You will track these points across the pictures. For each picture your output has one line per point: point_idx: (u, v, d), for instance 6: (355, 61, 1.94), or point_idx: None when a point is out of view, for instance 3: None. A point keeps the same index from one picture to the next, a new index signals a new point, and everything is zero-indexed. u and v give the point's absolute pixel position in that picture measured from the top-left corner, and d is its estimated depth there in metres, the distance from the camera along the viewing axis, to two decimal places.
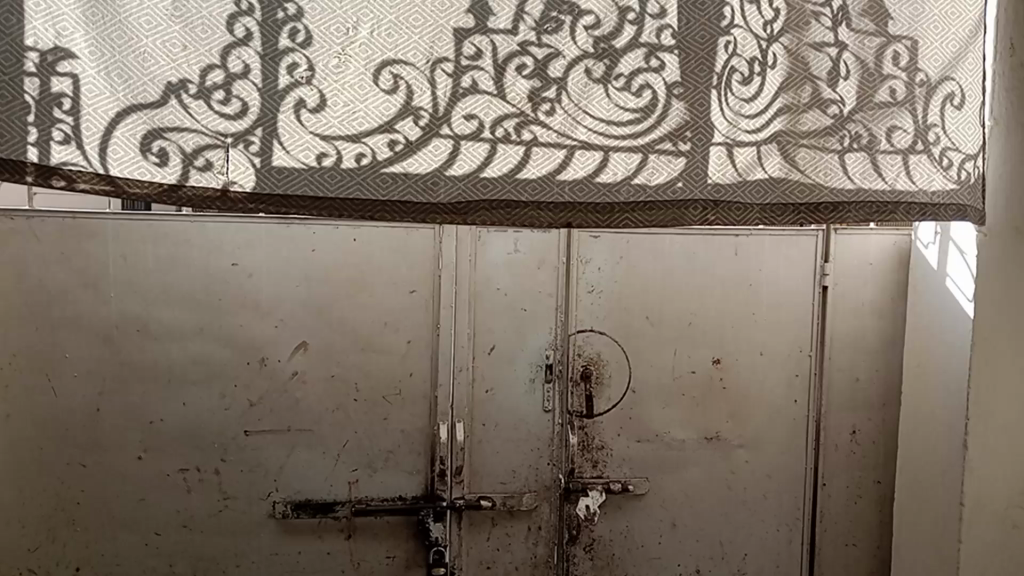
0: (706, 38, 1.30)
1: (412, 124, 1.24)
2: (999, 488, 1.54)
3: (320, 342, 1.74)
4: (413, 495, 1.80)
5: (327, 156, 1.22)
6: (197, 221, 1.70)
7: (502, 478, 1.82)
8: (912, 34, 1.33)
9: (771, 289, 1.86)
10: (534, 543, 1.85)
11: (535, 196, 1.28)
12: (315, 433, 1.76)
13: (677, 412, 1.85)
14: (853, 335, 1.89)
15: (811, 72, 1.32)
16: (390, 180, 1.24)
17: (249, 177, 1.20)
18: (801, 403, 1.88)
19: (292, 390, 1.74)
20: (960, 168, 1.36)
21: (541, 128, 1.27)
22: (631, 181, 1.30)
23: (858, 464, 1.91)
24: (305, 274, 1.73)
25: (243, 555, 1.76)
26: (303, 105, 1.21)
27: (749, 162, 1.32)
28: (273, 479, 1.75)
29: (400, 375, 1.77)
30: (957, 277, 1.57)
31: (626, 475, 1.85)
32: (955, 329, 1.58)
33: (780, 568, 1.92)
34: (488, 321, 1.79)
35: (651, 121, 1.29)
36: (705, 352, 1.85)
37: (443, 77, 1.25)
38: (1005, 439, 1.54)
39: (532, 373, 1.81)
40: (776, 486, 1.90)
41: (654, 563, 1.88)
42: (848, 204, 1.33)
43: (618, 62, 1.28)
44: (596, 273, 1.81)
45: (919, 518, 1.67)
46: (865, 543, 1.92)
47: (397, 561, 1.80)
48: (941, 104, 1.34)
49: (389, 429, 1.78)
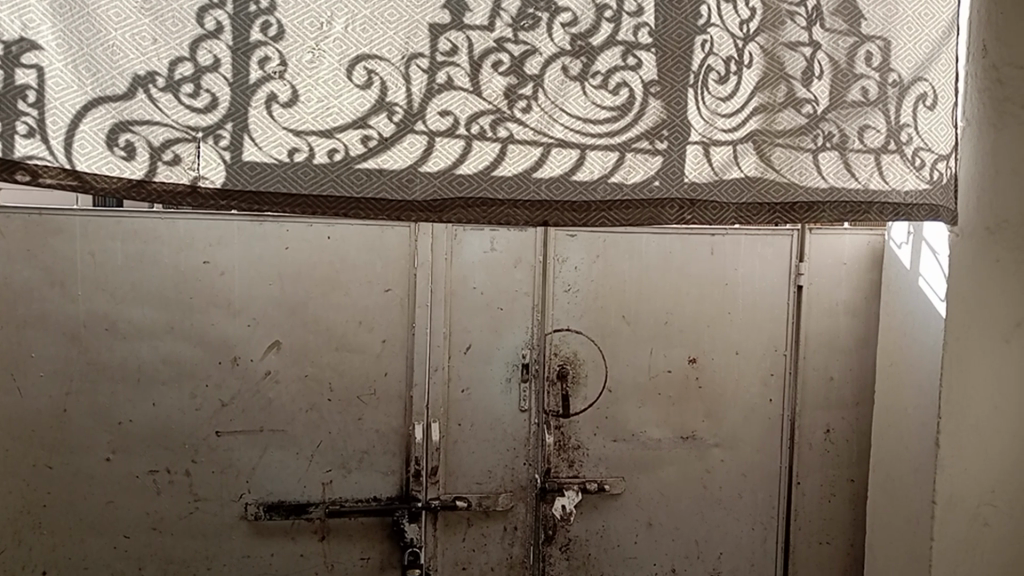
0: (682, 36, 1.29)
1: (386, 120, 1.23)
2: (970, 485, 1.56)
3: (294, 341, 1.72)
4: (388, 496, 1.78)
5: (300, 151, 1.21)
6: (168, 218, 1.67)
7: (478, 478, 1.81)
8: (885, 35, 1.34)
9: (747, 289, 1.87)
10: (509, 543, 1.84)
11: (512, 194, 1.27)
12: (288, 433, 1.73)
13: (653, 412, 1.86)
14: (826, 334, 1.90)
15: (787, 72, 1.32)
16: (364, 177, 1.22)
17: (219, 173, 1.18)
18: (776, 402, 1.89)
19: (265, 390, 1.72)
20: (932, 169, 1.38)
21: (517, 126, 1.26)
22: (608, 180, 1.29)
23: (832, 462, 1.92)
24: (279, 272, 1.71)
25: (214, 558, 1.73)
26: (274, 99, 1.19)
27: (725, 161, 1.32)
28: (245, 480, 1.72)
29: (375, 374, 1.76)
30: (929, 276, 1.59)
31: (602, 475, 1.85)
32: (927, 328, 1.59)
33: (755, 567, 1.92)
34: (464, 320, 1.78)
35: (628, 120, 1.29)
36: (681, 351, 1.85)
37: (418, 72, 1.23)
38: (974, 437, 1.56)
39: (508, 372, 1.80)
40: (751, 485, 1.90)
41: (630, 562, 1.88)
42: (823, 204, 1.34)
43: (594, 60, 1.28)
44: (573, 272, 1.81)
45: (892, 516, 1.69)
46: (838, 541, 1.94)
47: (371, 562, 1.79)
48: (914, 104, 1.35)
49: (364, 429, 1.76)
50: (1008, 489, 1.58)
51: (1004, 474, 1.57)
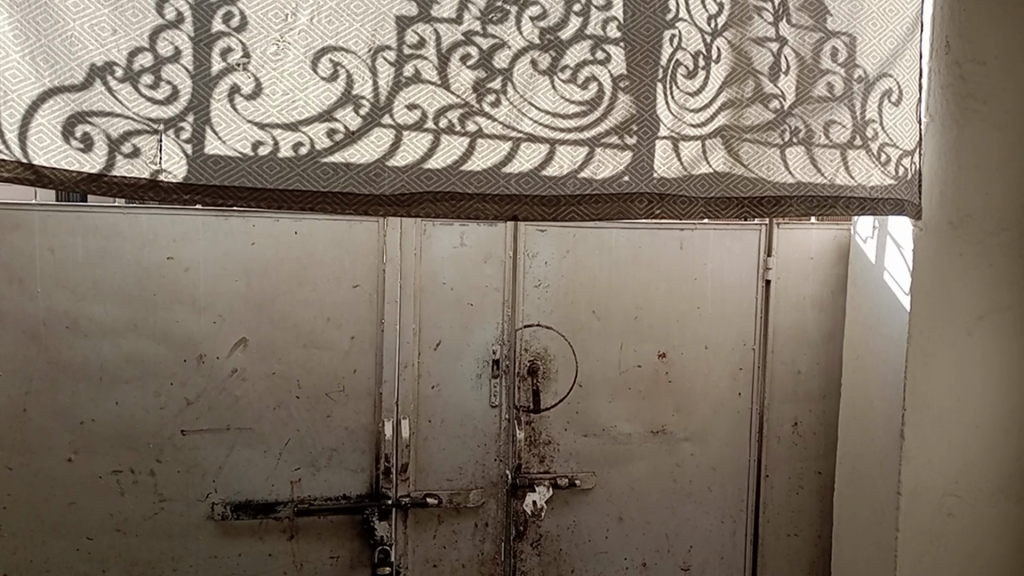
0: (651, 31, 1.29)
1: (353, 113, 1.21)
2: (934, 476, 1.59)
3: (260, 338, 1.70)
4: (357, 494, 1.77)
5: (264, 144, 1.19)
6: (130, 213, 1.63)
7: (448, 474, 1.80)
8: (851, 30, 1.35)
9: (716, 283, 1.88)
10: (480, 540, 1.83)
11: (482, 188, 1.26)
12: (255, 432, 1.71)
13: (624, 406, 1.86)
14: (794, 328, 1.92)
15: (754, 67, 1.33)
16: (331, 171, 1.21)
17: (181, 166, 1.15)
18: (745, 395, 1.91)
19: (231, 387, 1.69)
20: (898, 164, 1.39)
21: (485, 120, 1.25)
22: (578, 174, 1.29)
23: (800, 455, 1.94)
24: (245, 269, 1.68)
25: (180, 559, 1.70)
26: (237, 91, 1.17)
27: (694, 157, 1.32)
28: (211, 479, 1.70)
29: (344, 371, 1.74)
30: (894, 270, 1.60)
31: (572, 470, 1.85)
32: (892, 322, 1.61)
33: (724, 559, 1.94)
34: (433, 315, 1.76)
35: (597, 114, 1.29)
36: (651, 346, 1.86)
37: (384, 65, 1.22)
38: (937, 428, 1.58)
39: (478, 368, 1.79)
40: (721, 478, 1.92)
41: (601, 557, 1.88)
42: (790, 199, 1.35)
43: (563, 54, 1.27)
44: (543, 266, 1.80)
45: (858, 507, 1.71)
46: (806, 533, 1.96)
47: (341, 561, 1.77)
48: (879, 100, 1.37)
49: (332, 426, 1.74)
50: (970, 479, 1.61)
51: (966, 464, 1.60)
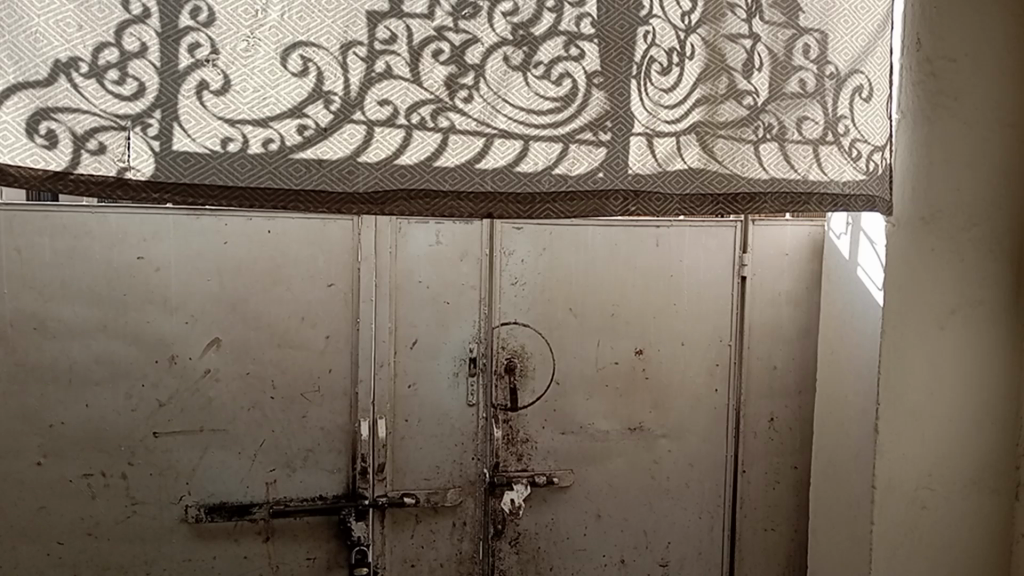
0: (624, 27, 1.29)
1: (324, 109, 1.20)
2: (908, 469, 1.60)
3: (234, 338, 1.68)
4: (334, 494, 1.75)
5: (233, 141, 1.17)
6: (98, 212, 1.61)
7: (426, 474, 1.79)
8: (823, 27, 1.36)
9: (692, 280, 1.88)
10: (458, 539, 1.82)
11: (456, 185, 1.25)
12: (229, 433, 1.69)
13: (602, 404, 1.86)
14: (769, 324, 1.93)
15: (727, 63, 1.33)
16: (303, 168, 1.19)
17: (148, 163, 1.14)
18: (721, 391, 1.91)
19: (204, 388, 1.67)
20: (869, 159, 1.40)
21: (459, 116, 1.24)
22: (552, 171, 1.28)
23: (776, 450, 1.95)
24: (218, 268, 1.66)
25: (153, 562, 1.68)
26: (205, 86, 1.16)
27: (668, 153, 1.32)
28: (184, 481, 1.68)
29: (319, 371, 1.72)
30: (867, 266, 1.62)
31: (550, 467, 1.85)
32: (865, 317, 1.62)
33: (702, 555, 1.95)
34: (410, 314, 1.75)
35: (571, 110, 1.28)
36: (628, 343, 1.86)
37: (356, 61, 1.21)
38: (910, 422, 1.59)
39: (455, 366, 1.78)
40: (698, 474, 1.92)
41: (580, 554, 1.88)
42: (764, 196, 1.35)
43: (537, 50, 1.27)
44: (519, 264, 1.80)
45: (833, 501, 1.72)
46: (783, 527, 1.97)
47: (318, 562, 1.75)
48: (851, 96, 1.38)
49: (308, 427, 1.72)
50: (944, 472, 1.62)
51: (939, 457, 1.62)
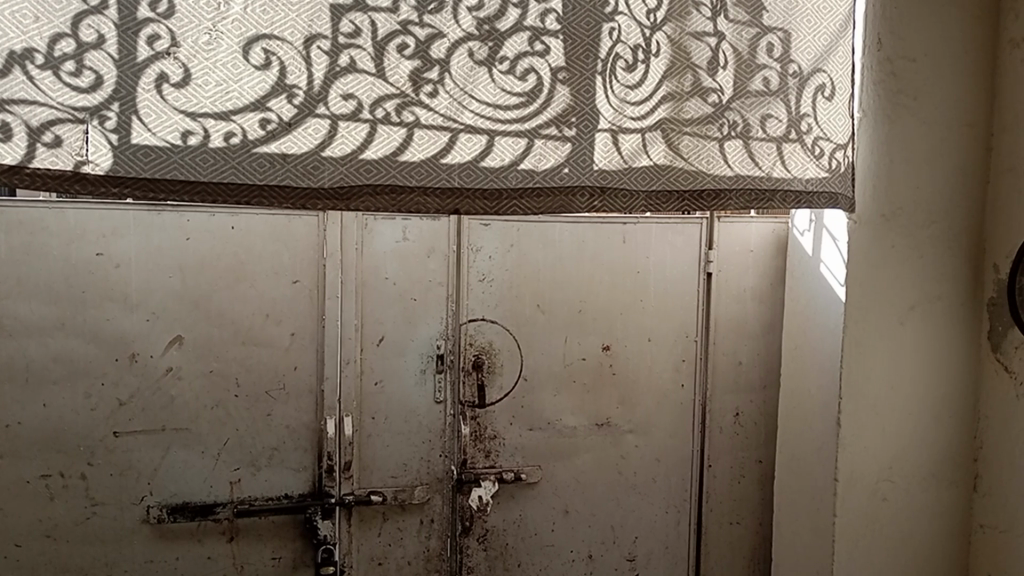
0: (589, 24, 1.29)
1: (286, 103, 1.18)
2: (870, 462, 1.63)
3: (196, 335, 1.65)
4: (299, 493, 1.74)
5: (194, 135, 1.15)
6: (56, 207, 1.57)
7: (393, 471, 1.78)
8: (786, 26, 1.38)
9: (659, 277, 1.89)
10: (426, 536, 1.82)
11: (423, 181, 1.24)
12: (192, 432, 1.66)
13: (569, 400, 1.86)
14: (735, 320, 1.95)
15: (692, 61, 1.34)
16: (266, 163, 1.18)
17: (106, 156, 1.11)
18: (687, 387, 1.93)
19: (166, 387, 1.64)
20: (831, 157, 1.43)
21: (424, 110, 1.24)
22: (519, 167, 1.28)
23: (741, 444, 1.98)
24: (180, 265, 1.63)
25: (114, 564, 1.65)
26: (165, 79, 1.14)
27: (634, 149, 1.32)
28: (146, 481, 1.65)
29: (284, 369, 1.70)
30: (830, 262, 1.64)
31: (518, 464, 1.85)
32: (828, 312, 1.64)
33: (669, 549, 1.96)
34: (376, 311, 1.74)
35: (537, 106, 1.28)
36: (595, 339, 1.87)
37: (319, 55, 1.19)
38: (872, 416, 1.62)
39: (422, 363, 1.78)
40: (665, 469, 1.94)
41: (547, 550, 1.88)
42: (729, 192, 1.36)
43: (501, 45, 1.26)
44: (487, 261, 1.79)
45: (796, 493, 1.75)
46: (747, 521, 2.00)
47: (283, 562, 1.74)
48: (813, 94, 1.40)
49: (273, 425, 1.70)
50: (904, 464, 1.65)
51: (899, 450, 1.65)
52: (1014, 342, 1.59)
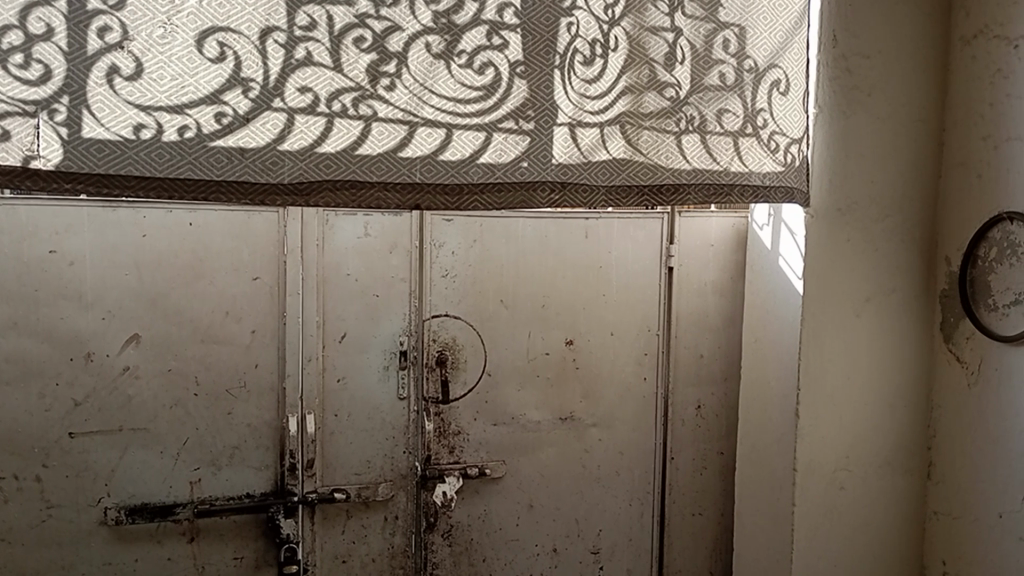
0: (547, 19, 1.30)
1: (242, 97, 1.17)
2: (827, 452, 1.66)
3: (154, 334, 1.63)
4: (261, 492, 1.72)
5: (147, 129, 1.13)
6: (6, 204, 1.53)
7: (356, 469, 1.77)
8: (742, 23, 1.39)
9: (621, 271, 1.91)
10: (390, 533, 1.81)
11: (383, 177, 1.24)
12: (151, 432, 1.64)
13: (533, 395, 1.87)
14: (696, 313, 1.97)
15: (650, 56, 1.35)
16: (224, 159, 1.17)
17: (56, 151, 1.09)
18: (650, 380, 1.95)
19: (123, 387, 1.61)
20: (786, 152, 1.45)
21: (382, 104, 1.23)
22: (479, 161, 1.28)
23: (703, 436, 2.00)
24: (136, 262, 1.61)
25: (70, 568, 1.62)
26: (116, 72, 1.12)
27: (593, 144, 1.33)
28: (103, 482, 1.62)
29: (245, 367, 1.68)
30: (788, 256, 1.66)
31: (482, 459, 1.85)
32: (786, 305, 1.67)
33: (633, 541, 1.98)
34: (338, 307, 1.73)
35: (496, 100, 1.28)
36: (559, 333, 1.87)
37: (275, 48, 1.18)
38: (829, 406, 1.65)
39: (385, 360, 1.77)
40: (628, 462, 1.95)
41: (512, 544, 1.89)
42: (688, 187, 1.38)
43: (459, 39, 1.26)
44: (449, 256, 1.79)
45: (757, 484, 1.78)
46: (709, 511, 2.02)
47: (245, 562, 1.72)
48: (769, 90, 1.42)
49: (234, 424, 1.69)
50: (860, 453, 1.69)
51: (855, 439, 1.68)
52: (965, 333, 1.63)
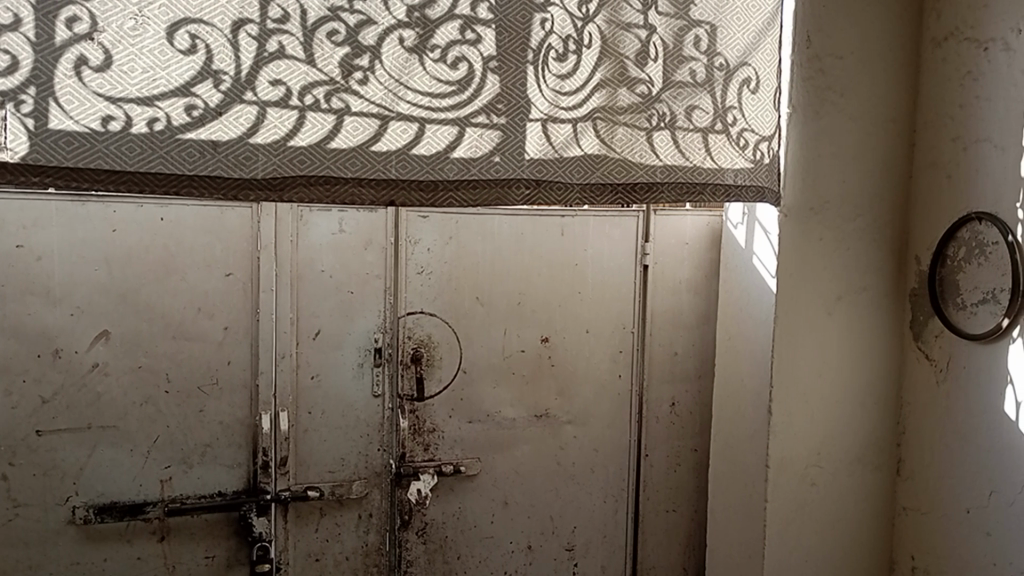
0: (521, 15, 1.30)
1: (213, 89, 1.16)
2: (800, 449, 1.67)
3: (125, 330, 1.61)
4: (233, 490, 1.70)
5: (116, 121, 1.12)
6: None
7: (330, 466, 1.76)
8: (713, 21, 1.41)
9: (597, 268, 1.91)
10: (364, 531, 1.80)
11: (357, 172, 1.23)
12: (121, 430, 1.62)
13: (509, 392, 1.87)
14: (670, 311, 1.98)
15: (622, 52, 1.36)
16: (195, 152, 1.16)
17: (23, 143, 1.07)
18: (625, 377, 1.95)
19: (92, 384, 1.59)
20: (755, 149, 1.46)
21: (355, 98, 1.22)
22: (453, 157, 1.28)
23: (677, 433, 2.01)
24: (106, 258, 1.58)
25: (37, 567, 1.59)
26: (85, 63, 1.10)
27: (566, 140, 1.33)
28: (71, 481, 1.60)
29: (217, 364, 1.67)
30: (762, 254, 1.68)
31: (457, 457, 1.85)
32: (759, 303, 1.68)
33: (607, 538, 1.99)
34: (312, 304, 1.72)
35: (469, 95, 1.28)
36: (534, 331, 1.88)
37: (247, 40, 1.17)
38: (801, 403, 1.67)
39: (360, 357, 1.76)
40: (603, 460, 1.96)
41: (487, 542, 1.89)
42: (662, 185, 1.39)
43: (433, 33, 1.26)
44: (425, 253, 1.79)
45: (730, 481, 1.79)
46: (683, 508, 2.03)
47: (216, 561, 1.70)
48: (739, 88, 1.43)
49: (205, 422, 1.67)
50: (832, 450, 1.70)
51: (827, 436, 1.70)
52: (934, 331, 1.65)
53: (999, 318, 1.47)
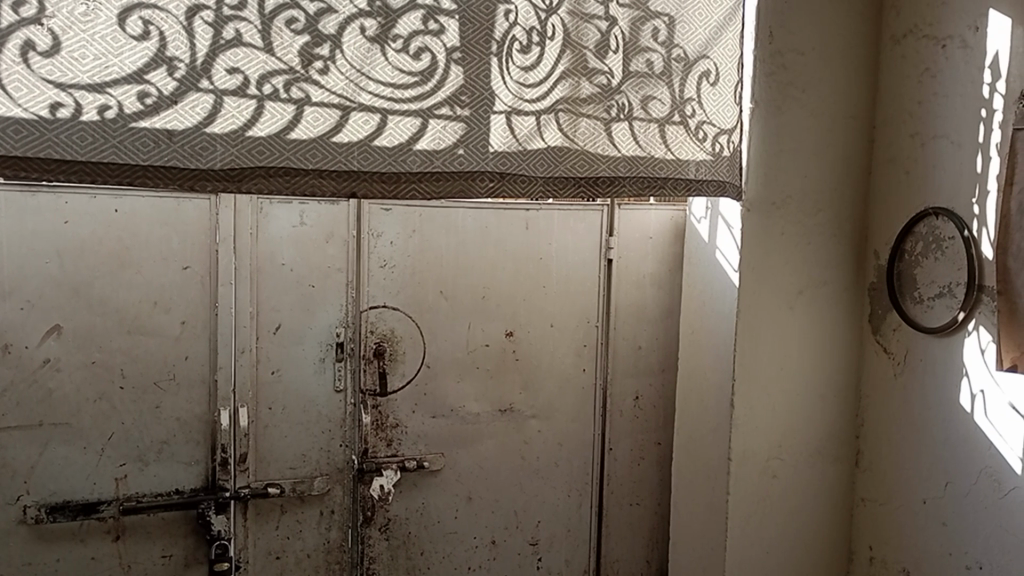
0: (485, 6, 1.28)
1: (167, 77, 1.13)
2: (761, 441, 1.69)
3: (77, 325, 1.56)
4: (192, 488, 1.67)
5: (66, 108, 1.08)
6: None
7: (291, 462, 1.73)
8: (674, 13, 1.41)
9: (561, 262, 1.91)
10: (326, 528, 1.78)
11: (318, 163, 1.21)
12: (73, 427, 1.57)
13: (472, 386, 1.86)
14: (635, 305, 1.99)
15: (582, 43, 1.35)
16: (150, 142, 1.12)
17: None
18: (589, 371, 1.96)
19: (43, 380, 1.55)
20: (714, 141, 1.47)
21: (315, 88, 1.20)
22: (415, 148, 1.26)
23: (641, 427, 2.02)
24: (58, 250, 1.54)
25: None
26: (32, 48, 1.06)
27: (530, 133, 1.32)
28: (22, 480, 1.55)
29: (174, 358, 1.63)
30: (725, 249, 1.69)
31: (421, 452, 1.83)
32: (722, 297, 1.70)
33: (571, 532, 1.99)
34: (273, 298, 1.69)
35: (432, 86, 1.26)
36: (499, 325, 1.87)
37: (202, 26, 1.14)
38: (763, 396, 1.68)
39: (322, 351, 1.73)
40: (567, 453, 1.96)
41: (451, 537, 1.88)
42: (625, 178, 1.39)
43: (395, 23, 1.24)
44: (388, 246, 1.77)
45: (693, 474, 1.80)
46: (646, 502, 2.04)
47: (174, 560, 1.67)
48: (698, 80, 1.43)
49: (162, 418, 1.63)
50: (792, 442, 1.72)
51: (788, 429, 1.72)
52: (892, 324, 1.68)
53: (955, 312, 1.50)
